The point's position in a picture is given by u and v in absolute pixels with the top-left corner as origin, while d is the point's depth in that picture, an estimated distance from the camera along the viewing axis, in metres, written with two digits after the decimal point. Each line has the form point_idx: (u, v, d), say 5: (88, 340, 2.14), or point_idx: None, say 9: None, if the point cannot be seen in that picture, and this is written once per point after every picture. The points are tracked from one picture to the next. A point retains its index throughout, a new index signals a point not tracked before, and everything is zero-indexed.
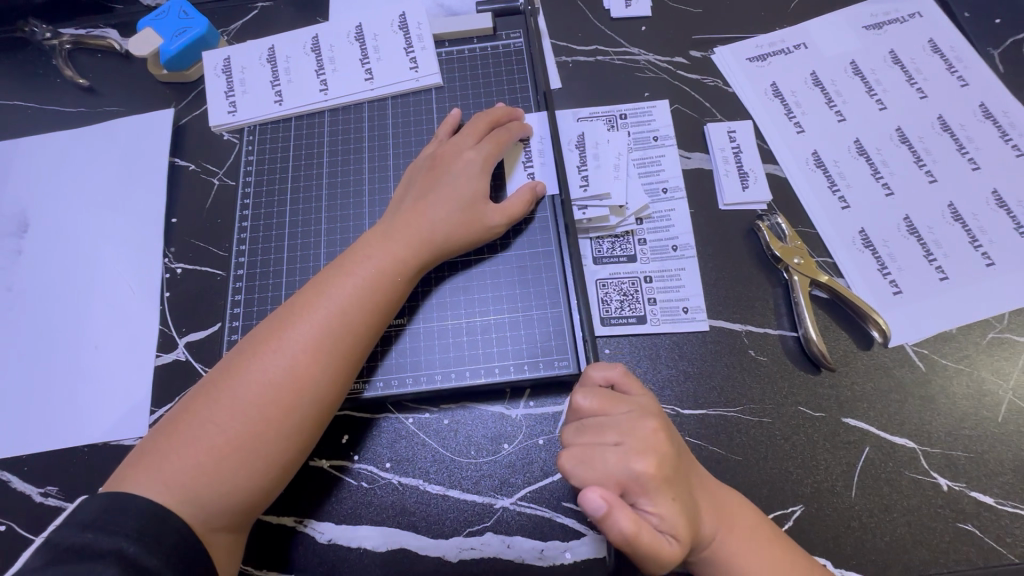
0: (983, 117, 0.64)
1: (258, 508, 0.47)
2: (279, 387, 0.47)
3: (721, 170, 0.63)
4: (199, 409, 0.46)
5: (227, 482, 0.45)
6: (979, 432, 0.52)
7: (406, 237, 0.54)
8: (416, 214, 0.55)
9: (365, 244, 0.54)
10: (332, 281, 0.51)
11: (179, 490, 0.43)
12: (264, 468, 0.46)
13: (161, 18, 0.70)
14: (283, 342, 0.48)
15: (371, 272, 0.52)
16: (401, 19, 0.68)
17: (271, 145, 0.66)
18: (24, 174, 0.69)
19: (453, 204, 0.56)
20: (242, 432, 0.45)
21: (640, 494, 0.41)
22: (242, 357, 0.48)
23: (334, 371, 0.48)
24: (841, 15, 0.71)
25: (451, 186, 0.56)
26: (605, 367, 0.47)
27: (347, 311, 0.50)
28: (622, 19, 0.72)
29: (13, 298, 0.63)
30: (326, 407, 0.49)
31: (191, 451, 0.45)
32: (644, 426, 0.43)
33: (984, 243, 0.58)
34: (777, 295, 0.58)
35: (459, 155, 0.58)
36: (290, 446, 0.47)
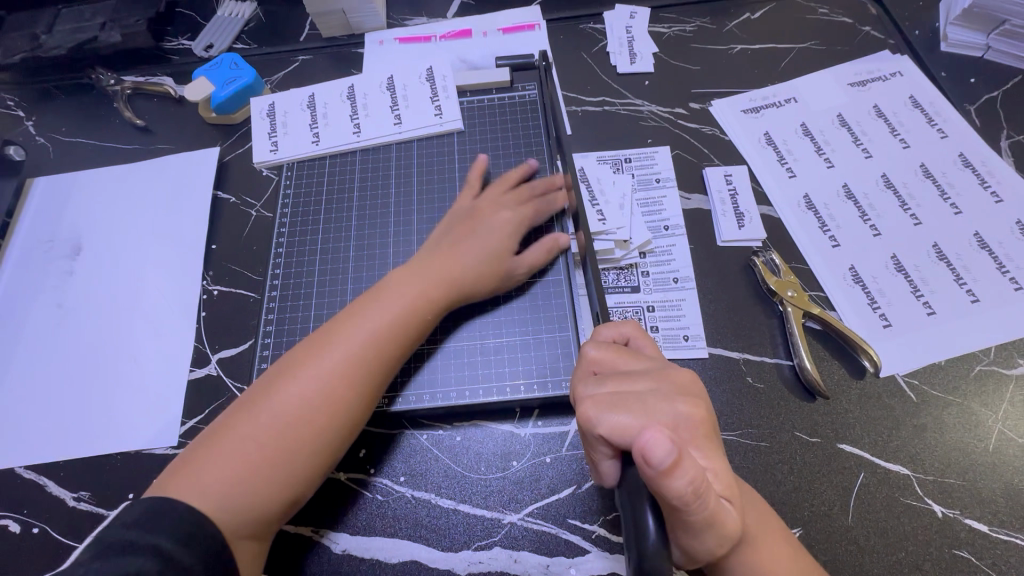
0: (962, 166, 0.69)
1: (280, 519, 0.50)
2: (315, 407, 0.51)
3: (718, 210, 0.68)
4: (239, 422, 0.50)
5: (261, 493, 0.48)
6: (970, 460, 0.54)
7: (438, 274, 0.58)
8: (448, 255, 0.60)
9: (398, 279, 0.58)
10: (367, 311, 0.56)
11: (212, 498, 0.46)
12: (294, 481, 0.49)
13: (214, 70, 0.79)
14: (320, 365, 0.52)
15: (402, 305, 0.56)
16: (428, 72, 0.77)
17: (306, 180, 0.73)
18: (80, 203, 0.76)
19: (483, 249, 0.60)
20: (276, 445, 0.49)
21: (688, 437, 0.40)
22: (278, 376, 0.52)
23: (363, 394, 0.53)
24: (829, 74, 0.78)
25: (484, 236, 0.61)
26: (614, 325, 0.50)
27: (379, 340, 0.54)
28: (627, 74, 0.79)
29: (62, 314, 0.69)
30: (352, 427, 0.52)
31: (229, 461, 0.48)
32: (676, 372, 0.44)
33: (968, 281, 0.62)
34: (773, 326, 0.62)
35: (496, 213, 0.63)
36: (318, 461, 0.51)
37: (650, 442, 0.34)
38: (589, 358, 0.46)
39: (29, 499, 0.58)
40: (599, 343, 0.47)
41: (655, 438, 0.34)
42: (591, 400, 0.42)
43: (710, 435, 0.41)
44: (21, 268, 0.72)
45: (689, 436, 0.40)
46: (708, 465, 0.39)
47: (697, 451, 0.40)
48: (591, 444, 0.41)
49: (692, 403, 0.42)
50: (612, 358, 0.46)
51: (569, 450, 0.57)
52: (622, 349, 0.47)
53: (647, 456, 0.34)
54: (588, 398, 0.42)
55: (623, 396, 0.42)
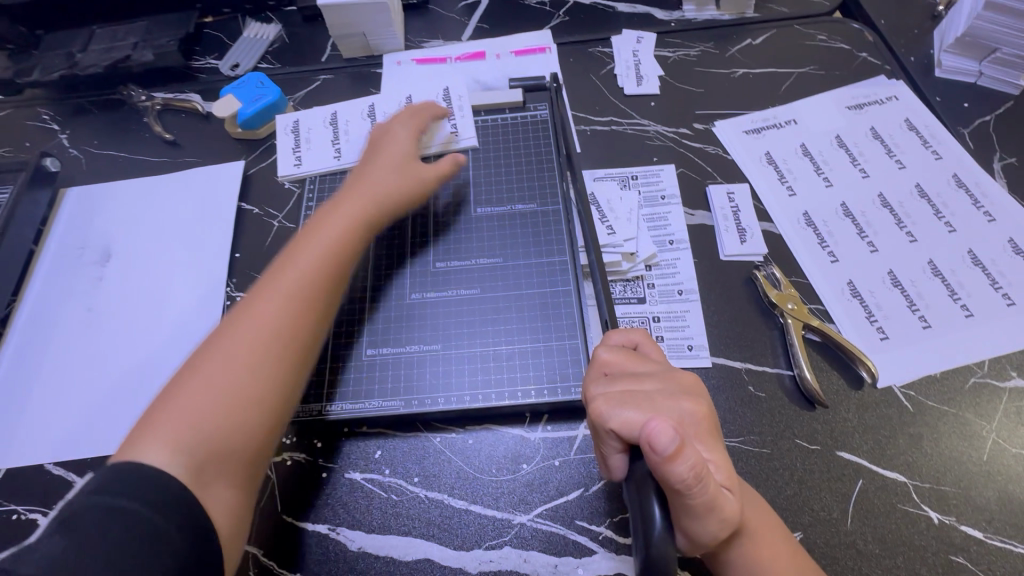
0: (956, 186, 0.72)
1: (246, 460, 0.51)
2: (256, 333, 0.55)
3: (721, 226, 0.71)
4: (184, 381, 0.52)
5: (217, 426, 0.50)
6: (966, 469, 0.56)
7: (352, 201, 0.66)
8: (360, 183, 0.68)
9: (294, 232, 0.64)
10: (290, 256, 0.61)
11: (168, 450, 0.48)
12: (246, 406, 0.52)
13: (241, 88, 0.83)
14: (253, 308, 0.57)
15: (326, 243, 0.62)
16: (445, 92, 0.80)
17: (328, 192, 0.76)
18: (110, 213, 0.80)
19: (388, 168, 0.69)
20: (227, 383, 0.52)
21: (693, 433, 0.43)
22: (222, 331, 0.55)
23: (302, 322, 0.57)
24: (827, 97, 0.81)
25: (386, 155, 0.70)
26: (623, 331, 0.53)
27: (307, 271, 0.59)
28: (634, 95, 0.83)
29: (91, 318, 0.72)
30: (301, 355, 0.56)
31: (180, 410, 0.50)
32: (681, 374, 0.47)
33: (962, 296, 0.64)
34: (774, 337, 0.64)
35: (392, 134, 0.72)
36: (274, 391, 0.53)
37: (656, 430, 0.37)
38: (601, 360, 0.49)
39: (58, 496, 0.61)
40: (611, 346, 0.50)
41: (660, 427, 0.37)
42: (603, 398, 0.45)
43: (712, 431, 0.44)
44: (53, 273, 0.75)
45: (693, 432, 0.43)
46: (711, 457, 0.42)
47: (701, 444, 0.42)
48: (603, 439, 0.43)
49: (695, 401, 0.45)
50: (623, 360, 0.49)
51: (577, 454, 0.59)
52: (632, 353, 0.50)
53: (652, 442, 0.36)
54: (600, 396, 0.45)
55: (632, 394, 0.45)
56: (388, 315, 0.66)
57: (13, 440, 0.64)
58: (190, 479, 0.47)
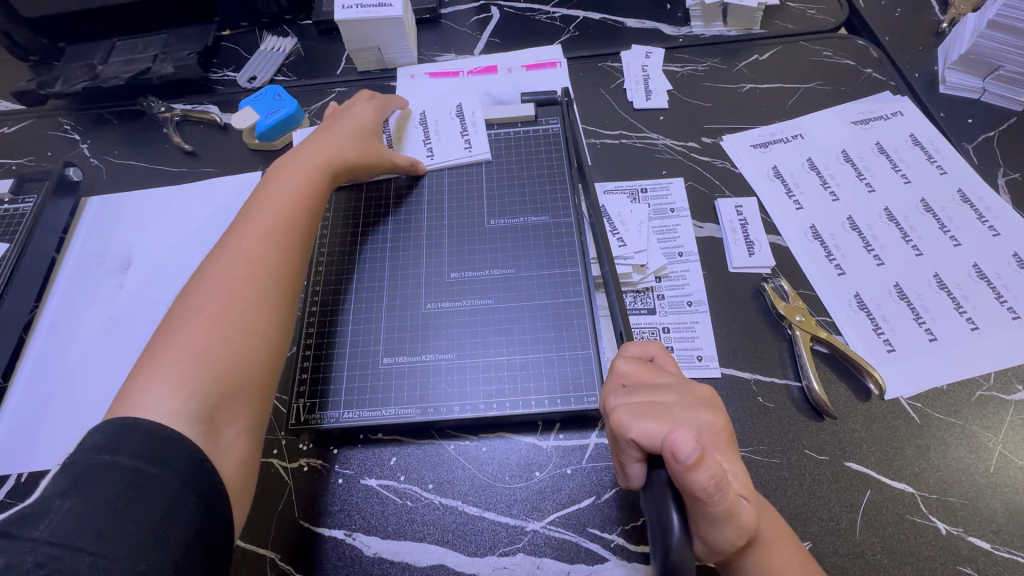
0: (961, 201, 0.73)
1: (245, 397, 0.54)
2: (237, 278, 0.58)
3: (730, 238, 0.72)
4: (168, 332, 0.54)
5: (215, 366, 0.52)
6: (972, 481, 0.57)
7: (317, 159, 0.71)
8: (320, 144, 0.73)
9: (263, 196, 0.67)
10: (256, 218, 0.64)
11: (163, 405, 0.48)
12: (240, 343, 0.55)
13: (259, 100, 0.85)
14: (226, 261, 0.59)
15: (290, 205, 0.65)
16: (458, 108, 0.83)
17: (343, 202, 0.77)
18: (131, 221, 0.81)
19: (342, 136, 0.74)
20: (213, 335, 0.54)
21: (712, 444, 0.44)
22: (194, 291, 0.57)
23: (277, 274, 0.60)
24: (833, 112, 0.83)
25: (343, 123, 0.76)
26: (640, 343, 0.54)
27: (277, 221, 0.64)
28: (643, 109, 0.85)
29: (112, 324, 0.73)
30: (280, 302, 0.59)
31: (172, 355, 0.52)
32: (698, 386, 0.49)
33: (968, 310, 0.66)
34: (782, 348, 0.65)
35: (344, 110, 0.78)
36: (261, 339, 0.56)
37: (679, 440, 0.38)
38: (619, 371, 0.50)
39: None
40: (629, 358, 0.51)
41: (682, 437, 0.38)
42: (622, 408, 0.45)
43: (729, 443, 0.45)
44: (75, 280, 0.77)
45: (711, 443, 0.44)
46: (729, 468, 0.43)
47: (719, 455, 0.43)
48: (622, 448, 0.45)
49: (713, 414, 0.46)
50: (641, 372, 0.50)
51: (589, 463, 0.60)
52: (649, 365, 0.51)
53: (675, 452, 0.38)
54: (618, 406, 0.46)
55: (650, 405, 0.46)
56: (404, 324, 0.67)
57: (35, 444, 0.65)
58: (194, 428, 0.48)
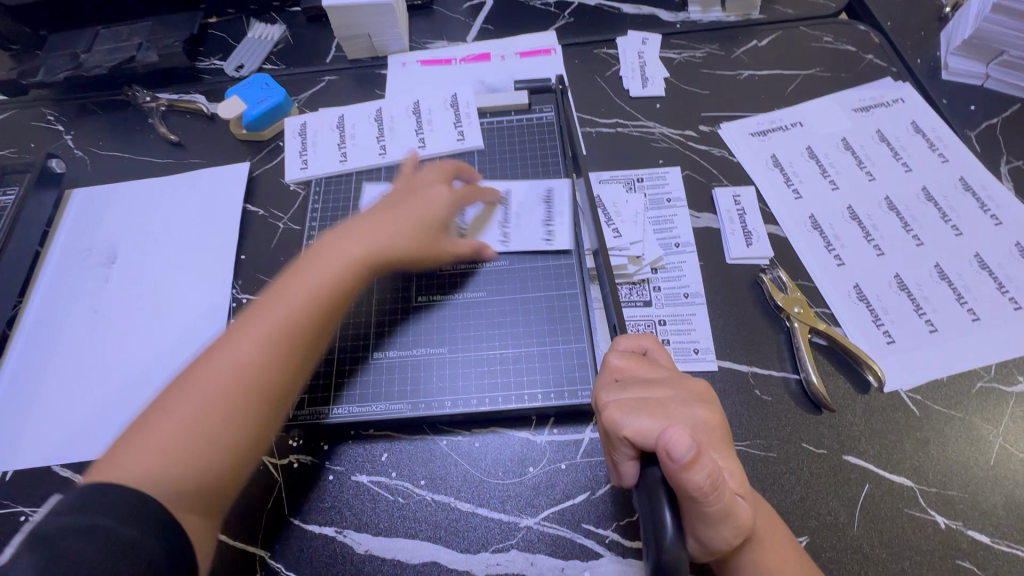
0: (963, 189, 0.72)
1: (222, 486, 0.50)
2: (234, 371, 0.52)
3: (727, 229, 0.71)
4: (167, 402, 0.51)
5: (190, 457, 0.48)
6: (972, 474, 0.56)
7: (349, 252, 0.61)
8: (359, 232, 0.62)
9: (309, 254, 0.61)
10: (280, 284, 0.58)
11: (133, 475, 0.46)
12: (218, 454, 0.50)
13: (246, 88, 0.83)
14: (239, 335, 0.54)
15: (315, 270, 0.59)
16: (452, 99, 0.80)
17: (333, 194, 0.76)
18: (117, 214, 0.80)
19: (413, 223, 0.64)
20: (197, 416, 0.50)
21: (708, 442, 0.43)
22: (201, 358, 0.54)
23: (282, 355, 0.54)
24: (833, 99, 0.81)
25: (404, 211, 0.64)
26: (633, 336, 0.51)
27: (281, 345, 0.55)
28: (639, 97, 0.83)
29: (98, 319, 0.72)
30: (277, 388, 0.53)
31: (158, 432, 0.49)
32: (693, 383, 0.48)
33: (969, 300, 0.64)
34: (780, 341, 0.64)
35: (428, 187, 0.67)
36: (244, 426, 0.51)
37: (674, 438, 0.38)
38: (611, 366, 0.49)
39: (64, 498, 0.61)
40: (622, 352, 0.50)
41: (678, 435, 0.38)
42: (615, 404, 0.45)
43: (724, 439, 0.45)
44: (60, 275, 0.75)
45: (707, 440, 0.44)
46: (724, 466, 0.43)
47: (714, 453, 0.43)
48: (614, 444, 0.44)
49: (708, 410, 0.45)
50: (634, 366, 0.49)
51: (583, 458, 0.59)
52: (643, 358, 0.50)
53: (670, 450, 0.37)
54: (612, 402, 0.45)
55: (644, 401, 0.45)
56: (395, 319, 0.66)
57: (19, 443, 0.64)
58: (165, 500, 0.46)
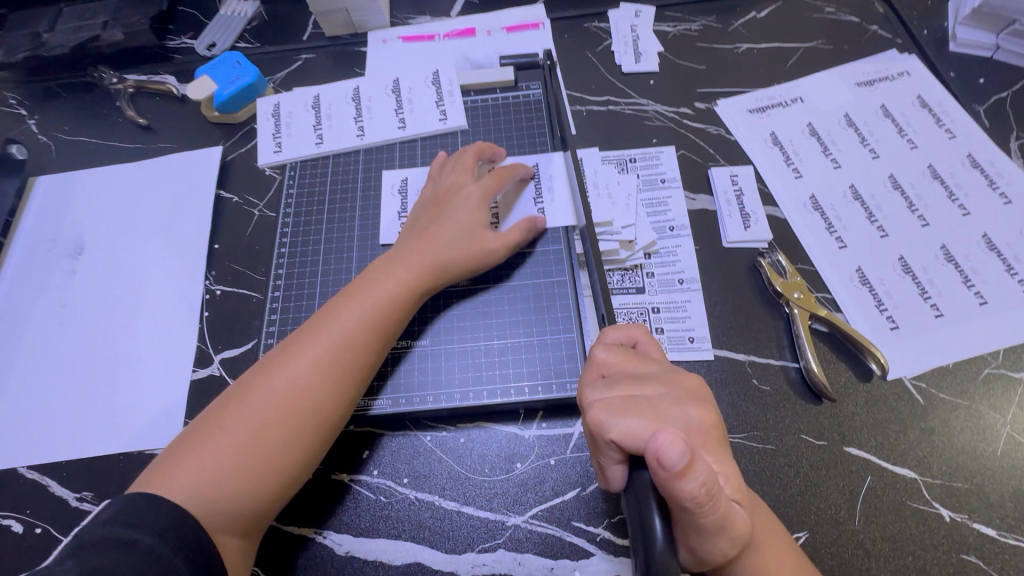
0: (971, 166, 0.69)
1: (269, 512, 0.50)
2: (285, 397, 0.51)
3: (724, 211, 0.67)
4: (219, 422, 0.50)
5: (240, 483, 0.48)
6: (979, 465, 0.54)
7: (409, 266, 0.58)
8: (421, 241, 0.60)
9: (369, 274, 0.59)
10: (337, 308, 0.56)
11: (183, 493, 0.46)
12: (265, 481, 0.49)
13: (217, 68, 0.78)
14: (294, 355, 0.53)
15: (372, 297, 0.56)
16: (434, 75, 0.76)
17: (311, 179, 0.73)
18: (83, 202, 0.76)
19: (455, 232, 0.60)
20: (248, 441, 0.49)
21: (701, 443, 0.40)
22: (257, 377, 0.52)
23: (336, 386, 0.52)
24: (835, 73, 0.77)
25: (454, 217, 0.61)
26: (621, 327, 0.49)
27: (331, 371, 0.52)
28: (632, 73, 0.79)
29: (65, 313, 0.69)
30: (328, 420, 0.52)
31: (209, 456, 0.48)
32: (685, 378, 0.44)
33: (976, 283, 0.61)
34: (779, 328, 0.61)
35: (462, 190, 0.63)
36: (291, 456, 0.50)
37: (665, 444, 0.34)
38: (598, 361, 0.46)
39: (30, 500, 0.58)
40: (609, 345, 0.47)
41: (669, 441, 0.35)
42: (601, 404, 0.41)
43: (721, 440, 0.41)
44: (25, 266, 0.72)
45: (701, 442, 0.40)
46: (720, 470, 0.39)
47: (709, 456, 0.40)
48: (600, 447, 0.41)
49: (704, 409, 0.42)
50: (622, 361, 0.46)
51: (573, 453, 0.56)
52: (632, 352, 0.47)
53: (661, 458, 0.34)
54: (597, 402, 0.41)
55: (633, 401, 0.41)
56: None
57: None
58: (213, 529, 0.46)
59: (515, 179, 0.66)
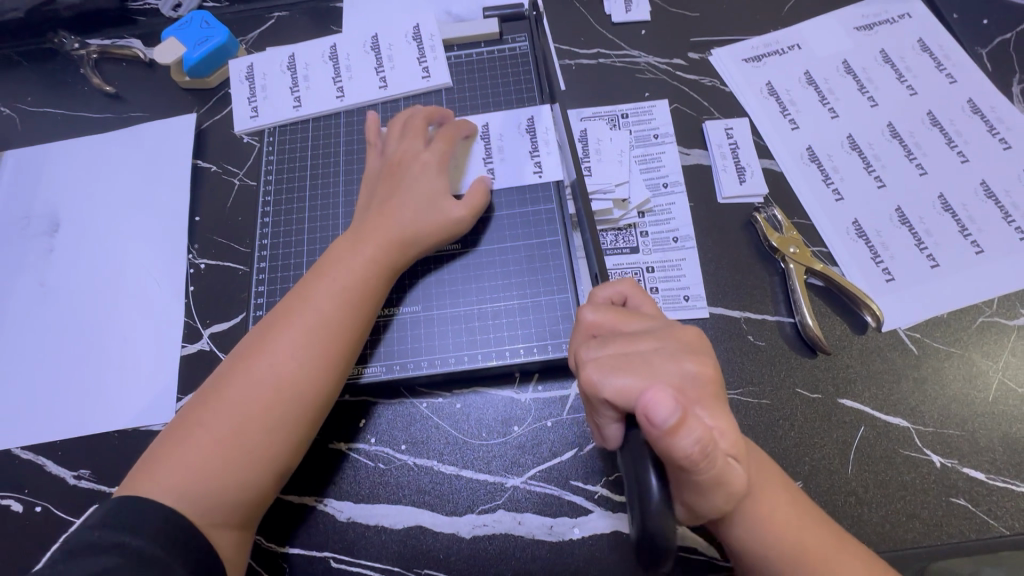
0: (971, 112, 0.67)
1: (260, 503, 0.49)
2: (265, 386, 0.49)
3: (719, 165, 0.66)
4: (198, 418, 0.48)
5: (229, 478, 0.47)
6: (971, 412, 0.54)
7: (377, 241, 0.56)
8: (382, 216, 0.57)
9: (334, 254, 0.56)
10: (307, 291, 0.53)
11: (172, 492, 0.45)
12: (256, 472, 0.48)
13: (184, 28, 0.74)
14: (268, 343, 0.51)
15: (346, 277, 0.54)
16: (415, 30, 0.72)
17: (291, 146, 0.70)
18: (53, 177, 0.73)
19: (418, 205, 0.58)
20: (232, 433, 0.48)
21: (696, 396, 0.39)
22: (233, 368, 0.50)
23: (316, 369, 0.51)
24: (834, 17, 0.74)
25: (412, 187, 0.59)
26: (610, 284, 0.48)
27: (308, 354, 0.51)
28: (623, 23, 0.75)
29: (44, 293, 0.67)
30: (313, 404, 0.50)
31: (193, 454, 0.47)
32: (683, 330, 0.43)
33: (973, 232, 0.61)
34: (775, 283, 0.61)
35: (414, 158, 0.60)
36: (280, 444, 0.49)
37: (653, 401, 0.34)
38: (589, 322, 0.45)
39: (28, 480, 0.58)
40: (600, 306, 0.46)
41: (658, 397, 0.34)
42: (594, 364, 0.41)
43: (717, 394, 0.40)
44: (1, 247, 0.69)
45: (698, 396, 0.39)
46: (718, 424, 0.39)
47: (706, 410, 0.39)
48: (597, 405, 0.41)
49: (698, 362, 0.41)
50: (614, 321, 0.45)
51: (570, 413, 0.56)
52: (622, 310, 0.46)
53: (650, 414, 0.34)
54: (592, 361, 0.41)
55: (627, 357, 0.41)
56: None
57: None
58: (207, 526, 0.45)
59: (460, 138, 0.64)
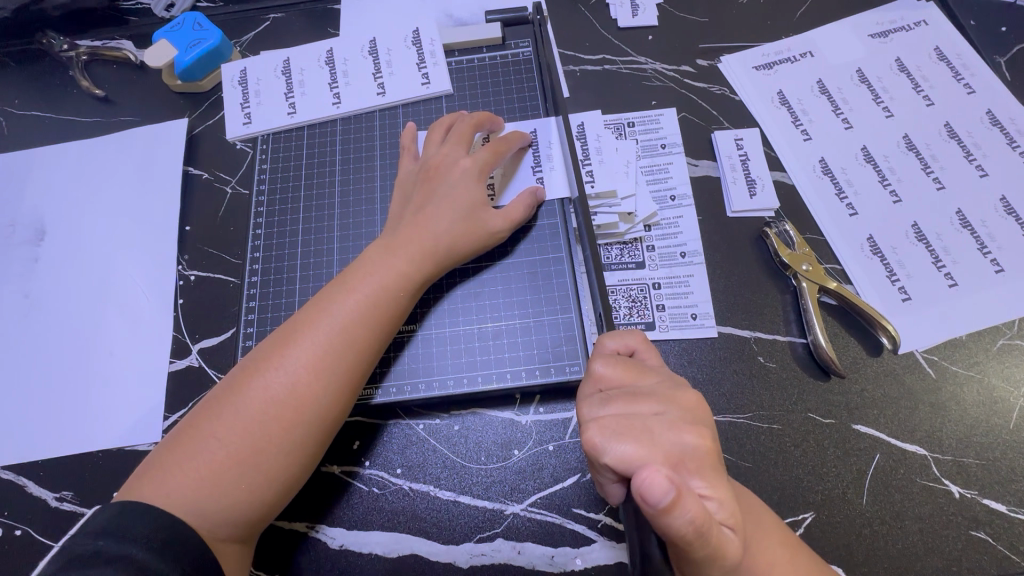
0: (990, 124, 0.64)
1: (266, 519, 0.47)
2: (283, 398, 0.47)
3: (728, 177, 0.63)
4: (211, 424, 0.46)
5: (237, 492, 0.44)
6: (991, 439, 0.52)
7: (409, 250, 0.54)
8: (417, 224, 0.55)
9: (364, 259, 0.54)
10: (334, 299, 0.51)
11: (179, 503, 0.43)
12: (265, 487, 0.45)
13: (176, 29, 0.71)
14: (290, 350, 0.48)
15: (374, 286, 0.52)
16: (414, 35, 0.70)
17: (285, 154, 0.67)
18: (39, 183, 0.70)
19: (454, 213, 0.55)
20: (246, 447, 0.45)
21: (692, 469, 0.37)
22: (250, 374, 0.48)
23: (337, 384, 0.48)
24: (848, 24, 0.71)
25: (450, 194, 0.56)
26: (619, 334, 0.46)
27: (331, 368, 0.48)
28: (629, 28, 0.72)
29: (28, 304, 0.64)
30: (331, 420, 0.48)
31: (203, 463, 0.44)
32: (683, 395, 0.41)
33: (993, 249, 0.58)
34: (786, 302, 0.58)
35: (454, 164, 0.57)
36: (293, 459, 0.46)
37: (649, 483, 0.32)
38: (596, 375, 0.43)
39: (8, 501, 0.56)
40: (609, 358, 0.44)
41: (653, 477, 0.32)
42: (596, 424, 0.39)
43: (716, 464, 0.38)
44: None
45: (694, 467, 0.37)
46: (713, 496, 0.36)
47: (701, 482, 0.36)
48: (597, 466, 0.39)
49: (699, 434, 0.39)
50: (620, 377, 0.43)
51: (572, 437, 0.54)
52: (631, 363, 0.44)
53: (645, 495, 0.32)
54: (593, 422, 0.39)
55: (629, 421, 0.39)
56: None
57: None
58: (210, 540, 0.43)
59: (513, 151, 0.61)
